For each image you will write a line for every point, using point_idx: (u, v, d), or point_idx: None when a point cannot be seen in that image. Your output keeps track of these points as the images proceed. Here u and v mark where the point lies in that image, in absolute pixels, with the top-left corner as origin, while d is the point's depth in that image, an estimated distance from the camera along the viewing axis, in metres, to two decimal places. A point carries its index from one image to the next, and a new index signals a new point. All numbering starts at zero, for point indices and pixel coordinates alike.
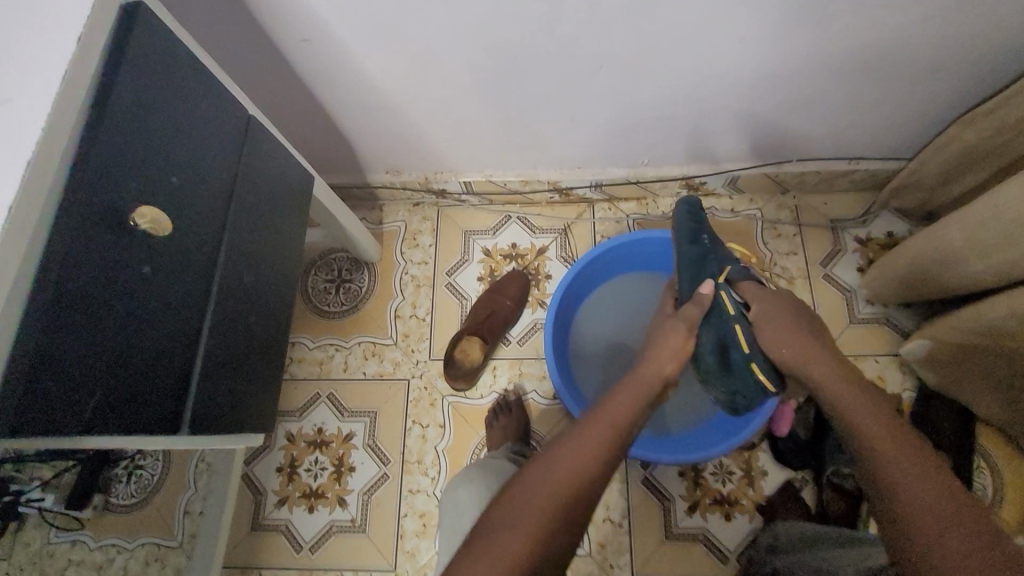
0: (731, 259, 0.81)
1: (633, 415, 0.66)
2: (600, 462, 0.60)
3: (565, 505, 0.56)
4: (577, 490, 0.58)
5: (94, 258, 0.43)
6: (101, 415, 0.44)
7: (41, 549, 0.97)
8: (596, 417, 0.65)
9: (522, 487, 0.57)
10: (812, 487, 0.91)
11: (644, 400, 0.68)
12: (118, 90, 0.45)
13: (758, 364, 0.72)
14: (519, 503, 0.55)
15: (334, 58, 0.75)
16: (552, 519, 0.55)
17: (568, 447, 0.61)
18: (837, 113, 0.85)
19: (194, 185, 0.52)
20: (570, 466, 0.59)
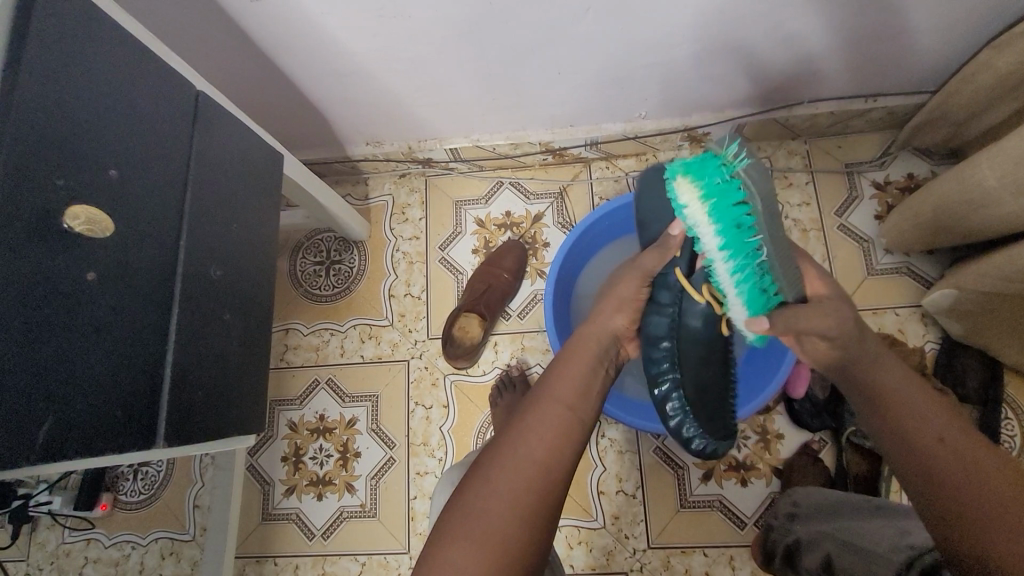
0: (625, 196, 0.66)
1: (575, 390, 0.56)
2: (557, 448, 0.51)
3: (530, 517, 0.47)
4: (542, 488, 0.48)
5: (21, 272, 0.38)
6: (57, 442, 0.40)
7: (57, 549, 1.00)
8: (541, 396, 0.55)
9: (481, 488, 0.48)
10: (831, 447, 0.88)
11: (594, 359, 0.60)
12: (26, 75, 0.39)
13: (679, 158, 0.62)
14: (479, 515, 0.46)
15: (290, 19, 0.67)
16: (517, 535, 0.45)
17: (520, 437, 0.51)
18: (852, 45, 0.76)
19: (139, 177, 0.47)
20: (524, 462, 0.49)
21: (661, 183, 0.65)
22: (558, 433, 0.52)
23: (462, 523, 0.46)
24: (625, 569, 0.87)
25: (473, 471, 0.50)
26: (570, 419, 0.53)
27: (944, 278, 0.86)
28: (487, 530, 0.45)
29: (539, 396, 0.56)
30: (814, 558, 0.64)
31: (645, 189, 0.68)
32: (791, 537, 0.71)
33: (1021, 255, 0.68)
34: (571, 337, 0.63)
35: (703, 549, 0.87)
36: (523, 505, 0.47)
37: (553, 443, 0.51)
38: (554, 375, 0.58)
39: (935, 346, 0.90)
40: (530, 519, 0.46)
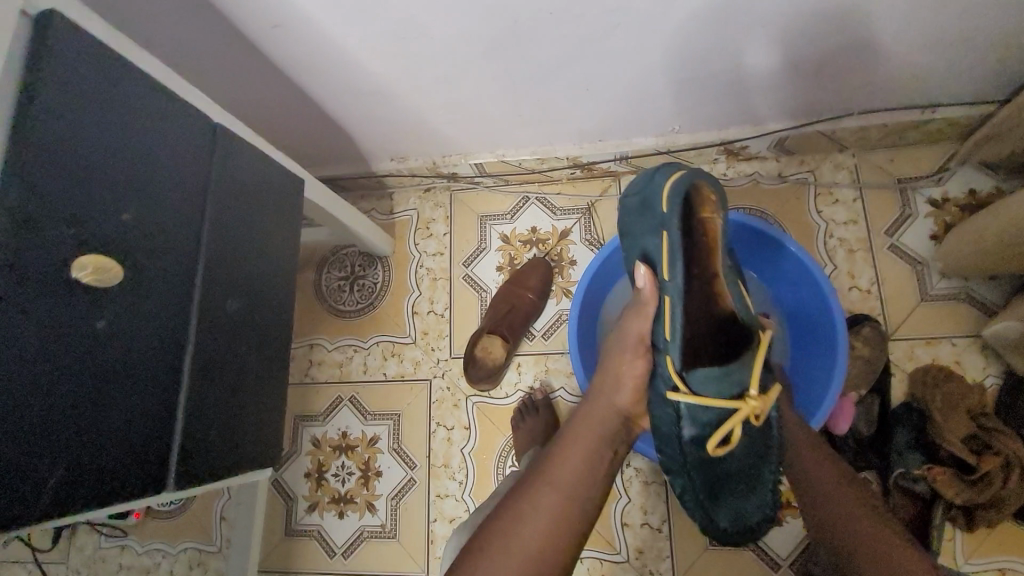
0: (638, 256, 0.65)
1: (575, 478, 0.57)
2: (541, 546, 0.52)
3: None
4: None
5: (26, 324, 0.38)
6: (65, 493, 0.40)
7: (93, 554, 1.04)
8: (538, 480, 0.57)
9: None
10: (875, 488, 0.82)
11: (598, 436, 0.60)
12: (35, 122, 0.38)
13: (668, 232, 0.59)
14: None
15: (312, 42, 0.66)
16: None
17: (510, 527, 0.53)
18: (909, 54, 0.70)
19: (151, 218, 0.46)
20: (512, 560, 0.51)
21: (645, 235, 0.63)
22: (547, 528, 0.53)
23: None
24: None
25: (463, 553, 0.53)
26: (563, 510, 0.55)
27: (1010, 307, 0.79)
28: None
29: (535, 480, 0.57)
30: None
31: (631, 220, 0.65)
32: None
33: None
34: (578, 410, 0.63)
35: None
36: None
37: (541, 538, 0.53)
38: (558, 457, 0.58)
39: (997, 381, 0.82)
40: None
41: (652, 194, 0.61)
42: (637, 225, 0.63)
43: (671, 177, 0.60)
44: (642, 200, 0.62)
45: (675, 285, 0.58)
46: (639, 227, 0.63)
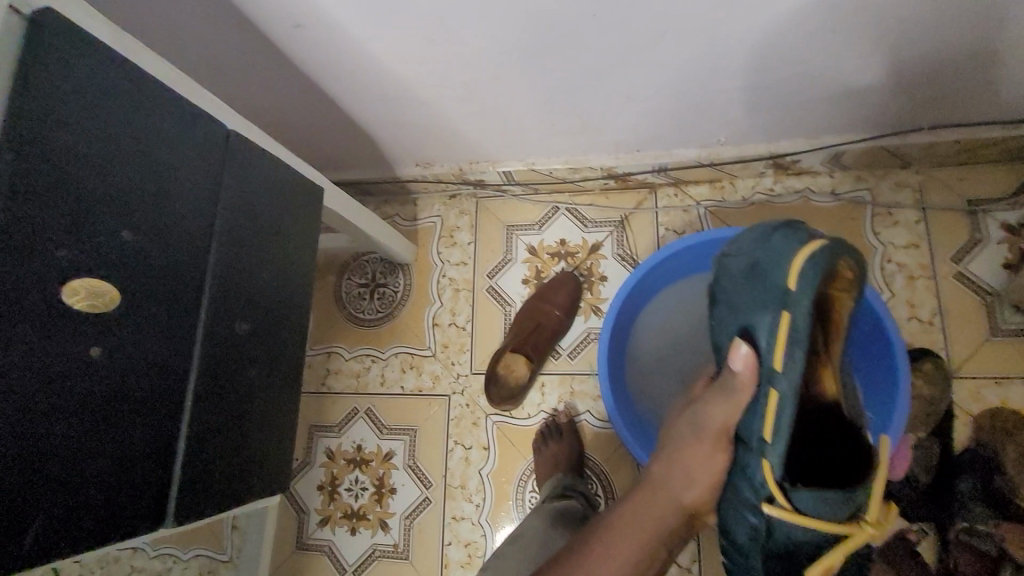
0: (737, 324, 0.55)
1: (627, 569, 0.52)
2: None
3: None
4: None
5: (11, 358, 0.35)
6: (52, 538, 0.37)
7: (107, 554, 1.03)
8: (589, 566, 0.52)
9: None
10: (931, 538, 0.73)
11: (658, 528, 0.55)
12: (25, 135, 0.35)
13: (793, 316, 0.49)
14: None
15: (335, 44, 0.62)
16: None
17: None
18: (994, 66, 0.62)
19: (155, 234, 0.43)
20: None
21: (752, 301, 0.54)
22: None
23: None
24: None
25: None
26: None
27: None
28: None
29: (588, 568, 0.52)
30: None
31: (733, 283, 0.57)
32: None
33: None
34: (638, 492, 0.58)
35: None
36: None
37: None
38: (611, 540, 0.54)
39: None
40: None
41: (767, 266, 0.53)
42: (747, 292, 0.54)
43: (802, 250, 0.50)
44: (757, 264, 0.54)
45: (790, 382, 0.49)
46: (746, 296, 0.55)
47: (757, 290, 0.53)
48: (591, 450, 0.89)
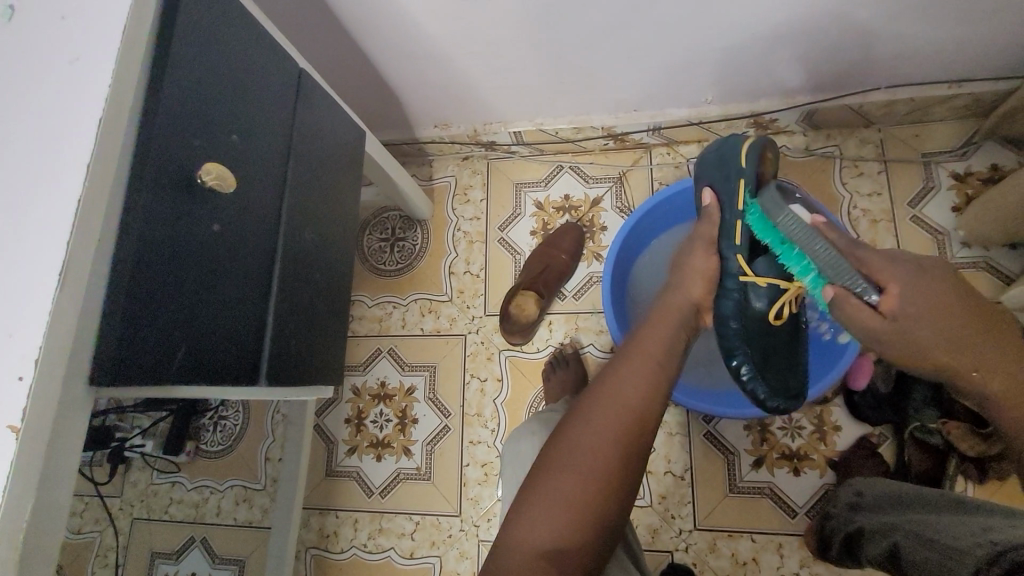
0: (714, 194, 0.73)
1: (663, 346, 0.61)
2: (647, 395, 0.56)
3: (623, 452, 0.52)
4: (626, 443, 0.52)
5: (160, 227, 0.44)
6: (188, 370, 0.47)
7: (147, 488, 1.11)
8: (629, 350, 0.61)
9: (577, 424, 0.54)
10: (892, 443, 0.87)
11: (676, 327, 0.64)
12: (174, 48, 0.45)
13: (750, 178, 0.69)
14: (568, 457, 0.51)
15: (379, 3, 0.72)
16: (597, 493, 0.50)
17: (610, 389, 0.56)
18: (941, 27, 0.73)
19: (254, 142, 0.52)
20: (613, 413, 0.54)
21: (720, 175, 0.72)
22: (645, 390, 0.56)
23: (556, 452, 0.52)
24: (671, 547, 0.89)
25: (566, 413, 0.56)
26: (657, 380, 0.57)
27: None
28: (580, 459, 0.51)
29: (625, 355, 0.60)
30: (877, 547, 0.65)
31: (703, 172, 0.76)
32: (853, 525, 0.71)
33: None
34: (655, 310, 0.67)
35: (751, 535, 0.88)
36: (614, 439, 0.52)
37: (646, 390, 0.56)
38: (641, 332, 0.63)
39: None
40: (619, 454, 0.52)
41: (723, 145, 0.74)
42: (710, 165, 0.74)
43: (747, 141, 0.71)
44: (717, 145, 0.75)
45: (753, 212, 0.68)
46: (711, 167, 0.74)
47: (722, 169, 0.72)
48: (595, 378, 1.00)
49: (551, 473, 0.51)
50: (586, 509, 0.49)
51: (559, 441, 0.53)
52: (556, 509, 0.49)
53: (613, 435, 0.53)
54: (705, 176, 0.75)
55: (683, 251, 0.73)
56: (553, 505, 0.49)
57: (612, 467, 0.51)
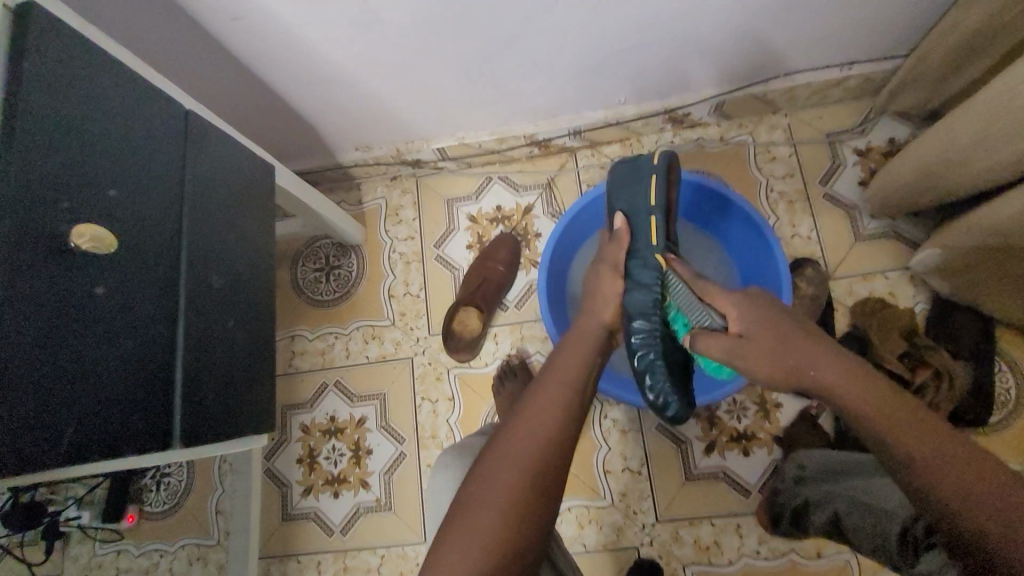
0: (634, 204, 0.75)
1: (573, 367, 0.63)
2: (559, 418, 0.57)
3: (540, 482, 0.52)
4: (541, 464, 0.53)
5: (37, 302, 0.45)
6: (82, 444, 0.47)
7: (90, 562, 1.04)
8: (546, 376, 0.62)
9: (497, 448, 0.54)
10: (829, 412, 0.90)
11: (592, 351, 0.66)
12: (23, 111, 0.44)
13: (658, 177, 0.74)
14: (486, 490, 0.51)
15: (271, 32, 0.69)
16: (533, 509, 0.50)
17: (523, 414, 0.57)
18: (821, 15, 0.77)
19: (137, 199, 0.53)
20: (535, 434, 0.55)
21: (630, 181, 0.76)
22: (560, 408, 0.57)
23: (476, 486, 0.51)
24: (636, 543, 0.90)
25: (490, 439, 0.56)
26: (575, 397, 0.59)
27: (930, 238, 0.88)
28: (499, 490, 0.50)
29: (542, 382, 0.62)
30: (822, 517, 0.70)
31: (615, 180, 0.78)
32: (797, 499, 0.75)
33: (998, 211, 0.69)
34: (569, 335, 0.69)
35: (710, 519, 0.90)
36: (531, 467, 0.52)
37: (560, 412, 0.57)
38: (556, 358, 0.65)
39: (925, 305, 0.92)
40: (539, 488, 0.51)
41: (642, 165, 0.76)
42: (629, 187, 0.76)
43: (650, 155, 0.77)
44: (635, 163, 0.77)
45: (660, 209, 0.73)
46: (627, 192, 0.77)
47: (635, 184, 0.76)
48: None
49: (472, 506, 0.50)
50: (503, 541, 0.48)
51: (476, 475, 0.52)
52: (473, 545, 0.48)
53: (528, 461, 0.53)
54: (613, 180, 0.78)
55: (592, 277, 0.76)
56: (470, 542, 0.48)
57: (528, 495, 0.51)
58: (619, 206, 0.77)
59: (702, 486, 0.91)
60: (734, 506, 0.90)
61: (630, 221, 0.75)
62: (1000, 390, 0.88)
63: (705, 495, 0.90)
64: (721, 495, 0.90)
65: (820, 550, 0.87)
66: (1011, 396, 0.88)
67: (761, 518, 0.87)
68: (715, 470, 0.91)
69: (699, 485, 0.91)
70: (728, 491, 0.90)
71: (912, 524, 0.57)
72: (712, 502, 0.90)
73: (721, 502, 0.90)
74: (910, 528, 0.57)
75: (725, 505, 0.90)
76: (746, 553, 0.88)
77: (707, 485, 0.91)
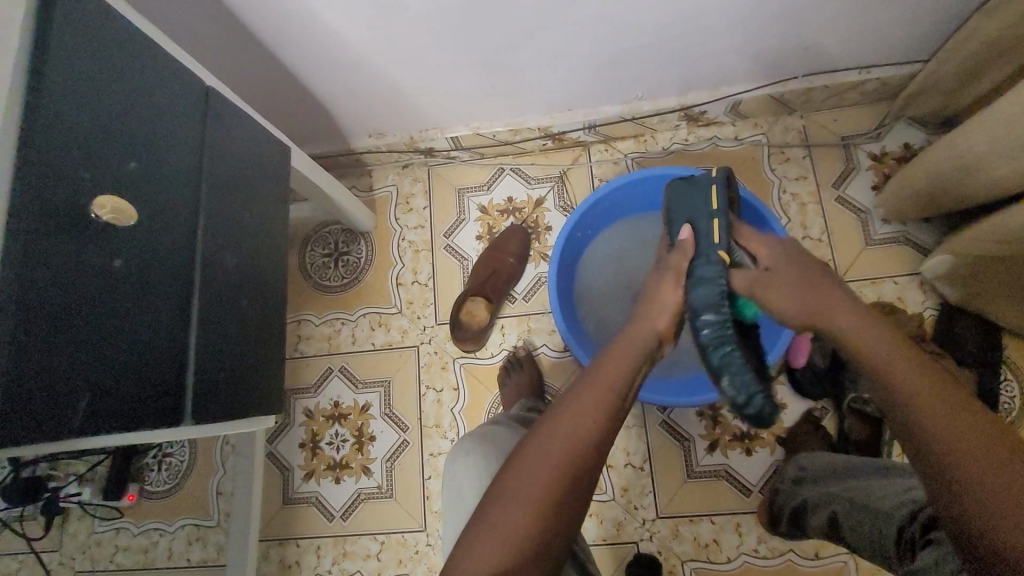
0: (701, 215, 0.71)
1: (621, 373, 0.60)
2: (602, 428, 0.55)
3: (573, 490, 0.51)
4: (578, 474, 0.52)
5: (55, 271, 0.44)
6: (96, 416, 0.47)
7: (89, 538, 1.04)
8: (590, 378, 0.59)
9: (535, 450, 0.52)
10: (834, 415, 0.91)
11: (638, 358, 0.62)
12: (47, 79, 0.44)
13: (719, 189, 0.72)
14: (519, 493, 0.50)
15: (293, 13, 0.69)
16: (552, 515, 0.49)
17: (568, 417, 0.55)
18: (844, 16, 0.77)
19: (157, 174, 0.53)
20: (566, 443, 0.53)
21: (687, 195, 0.74)
22: (605, 419, 0.55)
23: (507, 486, 0.51)
24: (636, 538, 0.90)
25: (525, 438, 0.55)
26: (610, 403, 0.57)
27: (942, 244, 0.88)
28: (532, 491, 0.50)
29: (585, 385, 0.59)
30: (820, 518, 0.70)
31: (676, 192, 0.76)
32: (797, 499, 0.75)
33: (1013, 219, 0.69)
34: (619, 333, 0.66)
35: (710, 517, 0.90)
36: (567, 476, 0.51)
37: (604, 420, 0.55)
38: (602, 361, 0.61)
39: (933, 312, 0.93)
40: (571, 495, 0.51)
41: (699, 179, 0.75)
42: (686, 199, 0.74)
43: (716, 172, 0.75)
44: (690, 180, 0.76)
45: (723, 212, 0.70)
46: (684, 201, 0.75)
47: (699, 196, 0.73)
48: (550, 378, 1.00)
49: (504, 506, 0.49)
50: (533, 542, 0.48)
51: (510, 475, 0.51)
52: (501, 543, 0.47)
53: (566, 470, 0.51)
54: (676, 190, 0.76)
55: (652, 282, 0.70)
56: (499, 542, 0.47)
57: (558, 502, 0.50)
58: (680, 218, 0.75)
59: (703, 484, 0.91)
60: (734, 505, 0.90)
61: (694, 228, 0.71)
62: (1005, 398, 0.88)
63: (705, 493, 0.91)
64: (721, 493, 0.90)
65: (819, 551, 0.87)
66: (1015, 404, 0.88)
67: (761, 517, 0.87)
68: (717, 468, 0.91)
69: (699, 484, 0.91)
70: (729, 490, 0.90)
71: (907, 523, 0.57)
72: (711, 500, 0.90)
73: (721, 501, 0.90)
74: (906, 528, 0.57)
75: (725, 504, 0.90)
76: (745, 551, 0.89)
77: (708, 483, 0.91)
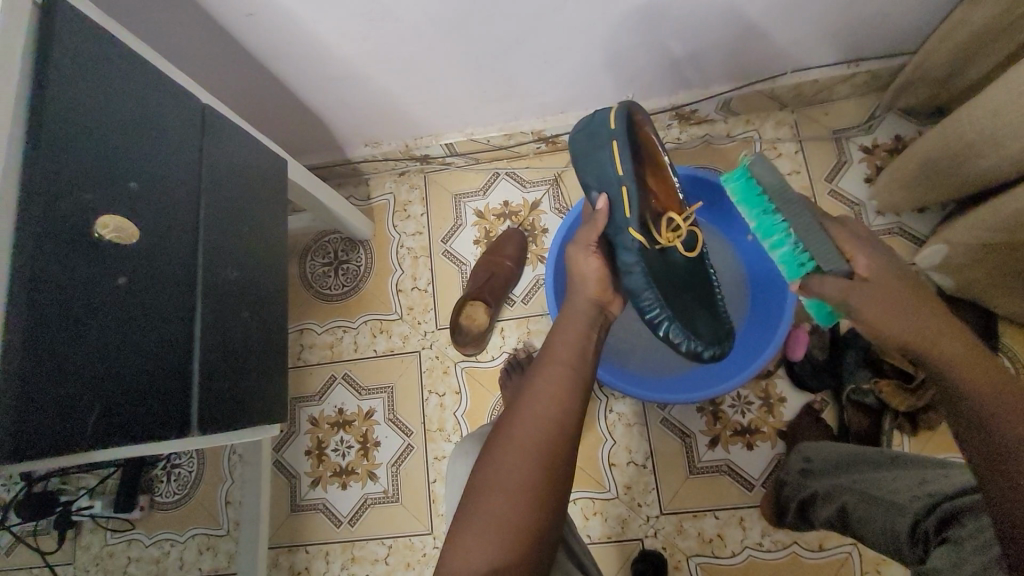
0: (604, 173, 0.69)
1: (573, 351, 0.64)
2: (561, 397, 0.58)
3: (551, 466, 0.54)
4: (550, 449, 0.54)
5: (61, 290, 0.46)
6: (105, 429, 0.48)
7: (101, 551, 1.06)
8: (545, 359, 0.63)
9: (505, 437, 0.55)
10: (834, 407, 0.91)
11: (583, 327, 0.67)
12: (48, 104, 0.45)
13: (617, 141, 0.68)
14: (498, 480, 0.52)
15: (284, 29, 0.70)
16: (535, 495, 0.52)
17: (531, 400, 0.58)
18: (828, 12, 0.78)
19: (158, 191, 0.54)
20: (530, 421, 0.56)
21: (590, 144, 0.70)
22: (564, 391, 0.59)
23: (484, 477, 0.53)
24: (641, 535, 0.91)
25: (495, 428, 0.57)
26: (571, 373, 0.61)
27: (936, 234, 0.89)
28: (510, 478, 0.52)
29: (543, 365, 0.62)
30: (828, 509, 0.70)
31: (584, 148, 0.72)
32: (804, 490, 0.75)
33: (1005, 205, 0.70)
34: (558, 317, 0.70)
35: (714, 512, 0.91)
36: (541, 451, 0.54)
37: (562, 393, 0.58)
38: (555, 339, 0.66)
39: None
40: (549, 471, 0.53)
41: (596, 123, 0.71)
42: (591, 152, 0.71)
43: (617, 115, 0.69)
44: (591, 125, 0.71)
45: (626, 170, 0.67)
46: (593, 164, 0.71)
47: (596, 153, 0.70)
48: None
49: (487, 496, 0.52)
50: (522, 523, 0.50)
51: (486, 465, 0.54)
52: (493, 528, 0.49)
53: (537, 444, 0.54)
54: (582, 150, 0.72)
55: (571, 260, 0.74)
56: (491, 527, 0.49)
57: (538, 478, 0.52)
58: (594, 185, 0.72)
59: (706, 480, 0.92)
60: (738, 499, 0.91)
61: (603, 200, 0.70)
62: None
63: (708, 488, 0.91)
64: (725, 488, 0.91)
65: (823, 543, 0.88)
66: None
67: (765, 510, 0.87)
68: (720, 464, 0.92)
69: (702, 479, 0.92)
70: (732, 485, 0.91)
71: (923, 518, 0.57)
72: (715, 495, 0.91)
73: (725, 496, 0.91)
74: (922, 522, 0.57)
75: (729, 499, 0.91)
76: (749, 545, 0.89)
77: (711, 478, 0.92)
